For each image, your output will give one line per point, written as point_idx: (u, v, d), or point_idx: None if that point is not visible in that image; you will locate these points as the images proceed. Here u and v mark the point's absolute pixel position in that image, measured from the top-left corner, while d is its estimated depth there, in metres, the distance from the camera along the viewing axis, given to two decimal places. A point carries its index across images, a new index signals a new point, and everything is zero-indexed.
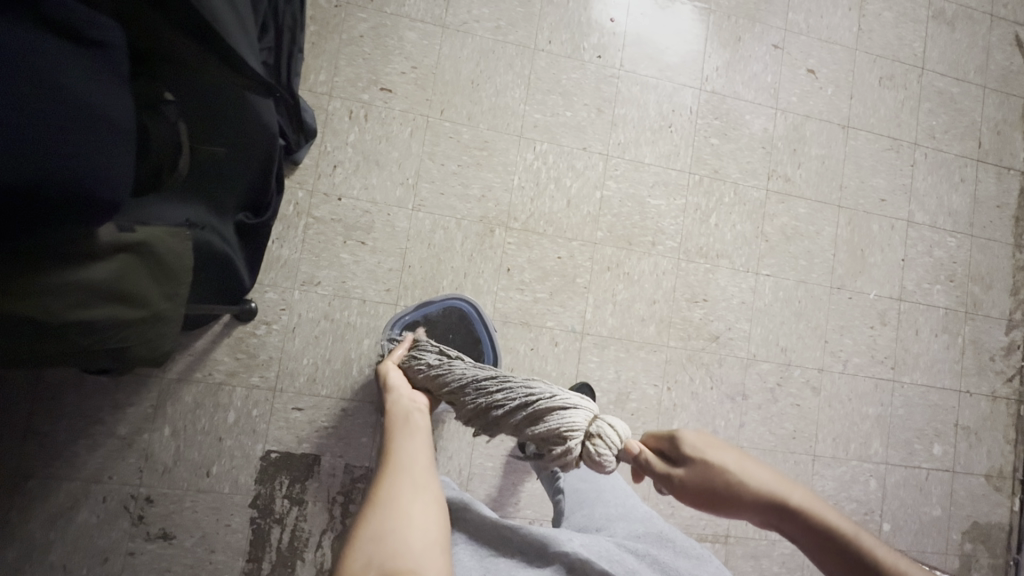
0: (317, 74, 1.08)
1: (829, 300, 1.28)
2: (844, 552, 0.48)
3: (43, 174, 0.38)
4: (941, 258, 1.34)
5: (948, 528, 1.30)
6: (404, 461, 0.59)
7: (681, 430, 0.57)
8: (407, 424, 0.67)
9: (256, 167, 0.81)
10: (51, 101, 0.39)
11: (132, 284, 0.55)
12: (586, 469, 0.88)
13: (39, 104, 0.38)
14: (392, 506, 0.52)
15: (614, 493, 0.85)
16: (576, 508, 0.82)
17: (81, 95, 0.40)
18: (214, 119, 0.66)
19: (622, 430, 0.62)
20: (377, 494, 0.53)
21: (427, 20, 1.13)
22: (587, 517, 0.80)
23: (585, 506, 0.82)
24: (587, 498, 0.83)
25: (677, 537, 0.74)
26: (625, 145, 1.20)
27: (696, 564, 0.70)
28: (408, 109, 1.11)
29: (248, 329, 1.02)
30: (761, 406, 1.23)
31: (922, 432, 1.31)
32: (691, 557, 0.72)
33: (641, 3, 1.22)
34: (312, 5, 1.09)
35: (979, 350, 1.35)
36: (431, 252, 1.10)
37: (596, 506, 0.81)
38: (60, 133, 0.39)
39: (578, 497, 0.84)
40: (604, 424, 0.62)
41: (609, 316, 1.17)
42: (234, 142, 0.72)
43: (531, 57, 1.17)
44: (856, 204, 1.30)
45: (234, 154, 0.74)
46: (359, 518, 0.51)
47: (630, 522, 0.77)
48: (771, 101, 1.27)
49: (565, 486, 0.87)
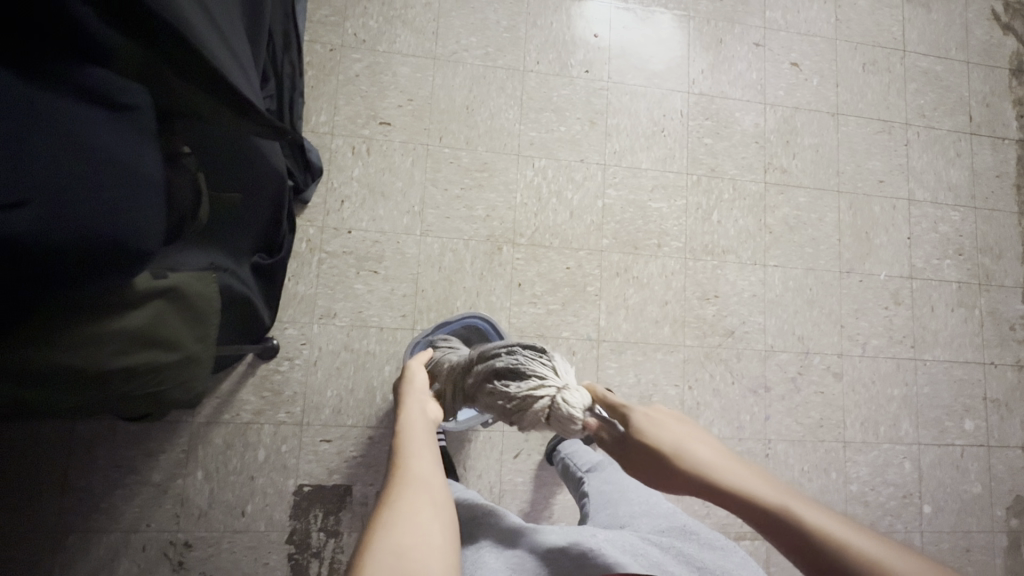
0: (318, 115, 1.13)
1: (840, 286, 1.28)
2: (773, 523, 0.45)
3: (96, 232, 0.42)
4: (946, 232, 1.35)
5: (991, 505, 1.28)
6: (416, 471, 0.56)
7: (629, 407, 0.62)
8: (421, 428, 0.64)
9: (269, 204, 0.85)
10: (95, 164, 0.42)
11: (165, 329, 0.57)
12: (610, 472, 0.89)
13: (84, 167, 0.42)
14: (409, 519, 0.50)
15: (638, 490, 0.83)
16: (601, 508, 0.81)
17: (120, 155, 0.44)
18: (229, 167, 0.70)
19: (585, 394, 0.65)
20: (390, 508, 0.51)
21: (419, 53, 1.18)
22: (611, 515, 0.78)
23: (610, 505, 0.81)
24: (612, 499, 0.82)
25: (701, 530, 0.74)
26: (621, 153, 1.23)
27: (721, 553, 0.70)
28: (407, 139, 1.15)
29: (271, 366, 1.05)
30: (784, 396, 1.23)
31: (952, 410, 1.30)
32: (716, 548, 0.71)
33: (622, 18, 1.26)
34: (308, 51, 1.14)
35: (998, 320, 1.34)
36: (442, 274, 1.13)
37: (620, 505, 0.80)
38: (104, 191, 0.43)
39: (602, 498, 0.84)
40: (572, 386, 0.65)
41: (624, 321, 1.18)
42: (250, 183, 0.76)
43: (521, 78, 1.21)
44: (855, 187, 1.32)
45: (248, 198, 0.77)
46: (371, 533, 0.49)
47: (654, 517, 0.76)
48: (759, 97, 1.30)
49: (590, 490, 0.88)
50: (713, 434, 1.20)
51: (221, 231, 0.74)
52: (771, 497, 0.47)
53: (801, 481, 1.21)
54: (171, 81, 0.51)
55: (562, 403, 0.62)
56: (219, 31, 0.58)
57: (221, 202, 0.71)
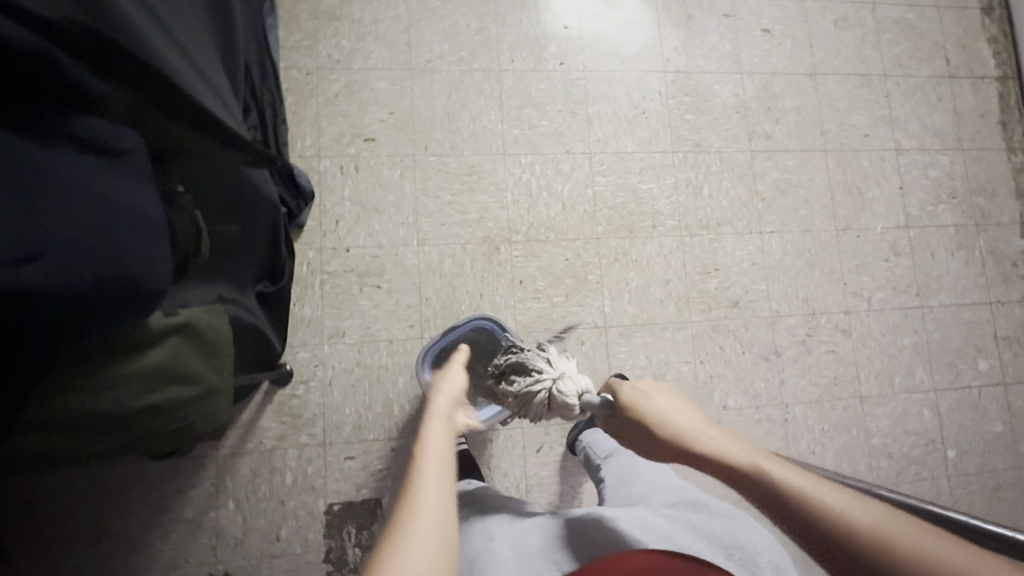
0: (303, 140, 1.14)
1: (837, 244, 1.29)
2: (744, 476, 0.49)
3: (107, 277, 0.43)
4: (937, 177, 1.35)
5: (1015, 442, 1.29)
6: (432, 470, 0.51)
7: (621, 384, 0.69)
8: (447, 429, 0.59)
9: (265, 233, 0.86)
10: (98, 211, 0.44)
11: (185, 364, 0.58)
12: (625, 455, 0.90)
13: (87, 214, 0.43)
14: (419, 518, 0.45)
15: (654, 470, 0.84)
16: (615, 491, 0.83)
17: (120, 199, 0.46)
18: (225, 201, 0.71)
19: (581, 381, 0.80)
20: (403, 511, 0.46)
21: (394, 67, 1.19)
22: (624, 496, 0.80)
23: (623, 487, 0.82)
24: (626, 480, 0.84)
25: (712, 502, 0.73)
26: (605, 140, 1.24)
27: (731, 522, 0.69)
28: (393, 152, 1.16)
29: (287, 392, 1.06)
30: (796, 359, 1.23)
31: (963, 352, 1.30)
32: (727, 517, 0.70)
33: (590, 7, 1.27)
34: (285, 78, 1.15)
35: (999, 259, 1.35)
36: (444, 281, 1.14)
37: (632, 486, 0.81)
38: (110, 234, 0.44)
39: (617, 481, 0.85)
40: (569, 376, 0.81)
41: (628, 305, 1.19)
42: (244, 215, 0.77)
43: (498, 78, 1.22)
44: (841, 145, 1.32)
45: (246, 228, 0.79)
46: (379, 543, 0.43)
47: (665, 493, 0.76)
48: (734, 67, 1.31)
49: (606, 474, 0.89)
50: (731, 405, 1.20)
51: (224, 265, 0.76)
52: (740, 454, 0.51)
53: (823, 441, 1.22)
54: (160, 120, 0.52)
55: (557, 391, 0.79)
56: (192, 64, 0.58)
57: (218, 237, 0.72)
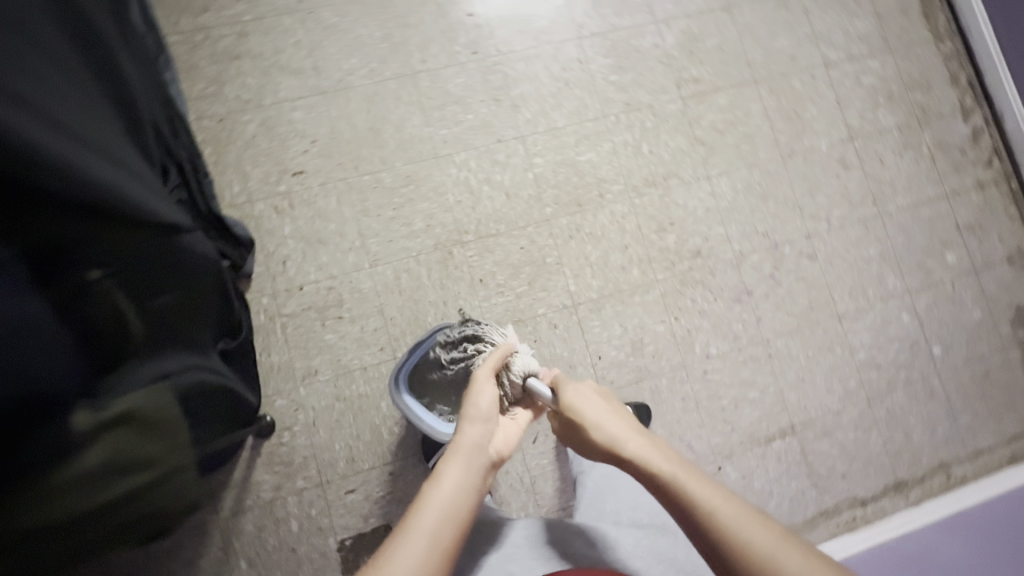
0: (231, 188, 1.11)
1: (786, 171, 1.28)
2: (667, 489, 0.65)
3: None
4: (871, 83, 1.34)
5: (995, 325, 1.31)
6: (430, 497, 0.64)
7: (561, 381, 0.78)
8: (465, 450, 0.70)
9: (211, 285, 0.81)
10: None
11: (133, 454, 0.55)
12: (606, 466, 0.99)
13: None
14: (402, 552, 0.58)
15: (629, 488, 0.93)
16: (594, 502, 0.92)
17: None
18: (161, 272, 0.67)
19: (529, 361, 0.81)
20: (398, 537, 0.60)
21: (306, 93, 1.16)
22: (603, 509, 0.90)
23: (602, 500, 0.92)
24: (605, 492, 0.93)
25: (679, 527, 0.85)
26: (535, 120, 1.22)
27: (693, 551, 0.81)
28: (326, 180, 1.14)
29: (273, 441, 1.05)
30: (768, 294, 1.24)
31: (930, 249, 1.31)
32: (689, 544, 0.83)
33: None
34: (199, 130, 1.12)
35: (947, 150, 1.35)
36: (405, 297, 1.13)
37: (610, 501, 0.91)
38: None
39: (595, 489, 0.95)
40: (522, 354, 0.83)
41: (593, 279, 1.19)
42: (180, 273, 0.71)
43: (414, 82, 1.19)
44: (770, 72, 1.31)
45: (191, 292, 0.75)
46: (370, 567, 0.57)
47: (638, 513, 0.87)
48: (648, 17, 1.28)
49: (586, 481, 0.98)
50: (714, 353, 1.21)
51: (177, 329, 0.71)
52: (665, 470, 0.66)
53: (810, 367, 1.23)
54: (49, 220, 0.47)
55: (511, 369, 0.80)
56: (71, 129, 0.49)
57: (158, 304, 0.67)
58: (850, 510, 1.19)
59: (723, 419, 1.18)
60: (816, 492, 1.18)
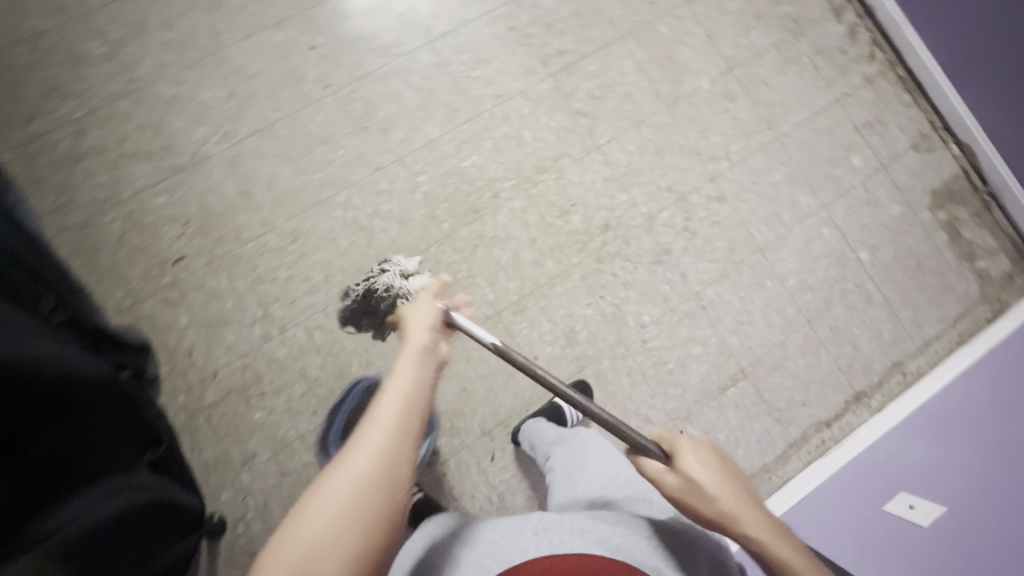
0: (114, 294, 1.06)
1: (674, 121, 1.26)
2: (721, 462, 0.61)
3: None
4: (737, 8, 1.31)
5: (915, 214, 1.30)
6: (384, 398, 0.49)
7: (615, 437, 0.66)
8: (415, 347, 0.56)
9: (118, 402, 0.72)
10: None
11: None
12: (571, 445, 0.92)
13: None
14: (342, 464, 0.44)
15: (599, 462, 0.84)
16: (563, 484, 0.84)
17: None
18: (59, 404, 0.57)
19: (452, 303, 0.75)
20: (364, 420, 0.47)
21: (166, 176, 1.11)
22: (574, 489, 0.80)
23: (573, 481, 0.82)
24: (574, 471, 0.85)
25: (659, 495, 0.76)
26: (408, 137, 1.17)
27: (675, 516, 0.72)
28: (210, 259, 1.09)
29: (230, 536, 1.02)
30: (687, 247, 1.22)
31: (835, 158, 1.29)
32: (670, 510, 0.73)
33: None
34: (63, 245, 1.07)
35: (828, 54, 1.32)
36: (323, 354, 1.09)
37: (583, 479, 0.82)
38: None
39: (563, 473, 0.86)
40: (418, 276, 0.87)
41: (509, 282, 1.16)
42: (76, 399, 0.60)
43: (273, 133, 1.15)
44: (633, 23, 1.27)
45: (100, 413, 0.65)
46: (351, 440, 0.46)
47: (615, 486, 0.77)
48: (496, 2, 1.23)
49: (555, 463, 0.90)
50: (649, 320, 1.19)
51: (103, 458, 0.63)
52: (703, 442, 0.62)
53: (745, 307, 1.22)
54: None
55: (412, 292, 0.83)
56: None
57: (75, 437, 0.58)
58: (818, 435, 1.20)
59: (673, 383, 1.17)
60: (779, 427, 1.19)
